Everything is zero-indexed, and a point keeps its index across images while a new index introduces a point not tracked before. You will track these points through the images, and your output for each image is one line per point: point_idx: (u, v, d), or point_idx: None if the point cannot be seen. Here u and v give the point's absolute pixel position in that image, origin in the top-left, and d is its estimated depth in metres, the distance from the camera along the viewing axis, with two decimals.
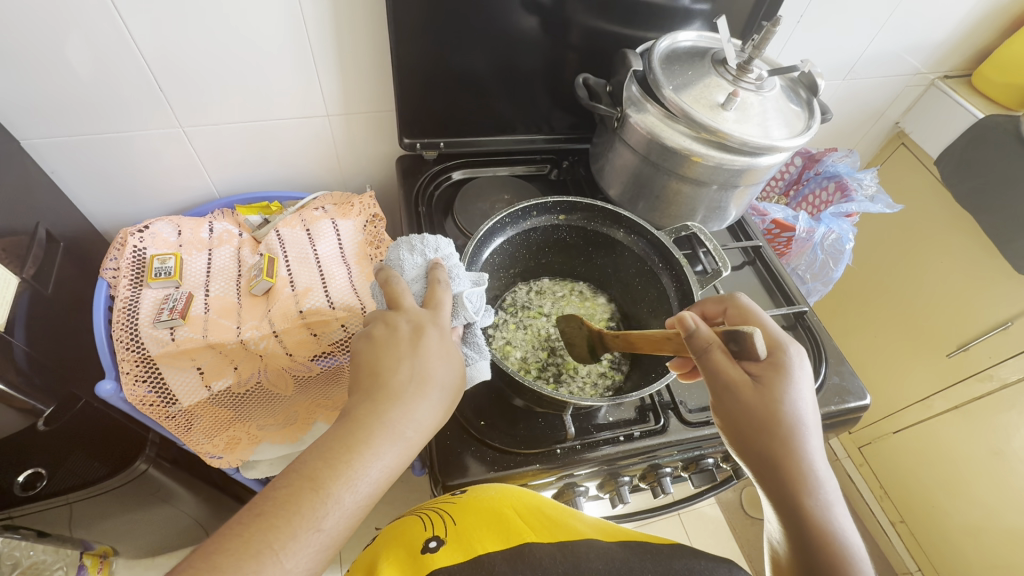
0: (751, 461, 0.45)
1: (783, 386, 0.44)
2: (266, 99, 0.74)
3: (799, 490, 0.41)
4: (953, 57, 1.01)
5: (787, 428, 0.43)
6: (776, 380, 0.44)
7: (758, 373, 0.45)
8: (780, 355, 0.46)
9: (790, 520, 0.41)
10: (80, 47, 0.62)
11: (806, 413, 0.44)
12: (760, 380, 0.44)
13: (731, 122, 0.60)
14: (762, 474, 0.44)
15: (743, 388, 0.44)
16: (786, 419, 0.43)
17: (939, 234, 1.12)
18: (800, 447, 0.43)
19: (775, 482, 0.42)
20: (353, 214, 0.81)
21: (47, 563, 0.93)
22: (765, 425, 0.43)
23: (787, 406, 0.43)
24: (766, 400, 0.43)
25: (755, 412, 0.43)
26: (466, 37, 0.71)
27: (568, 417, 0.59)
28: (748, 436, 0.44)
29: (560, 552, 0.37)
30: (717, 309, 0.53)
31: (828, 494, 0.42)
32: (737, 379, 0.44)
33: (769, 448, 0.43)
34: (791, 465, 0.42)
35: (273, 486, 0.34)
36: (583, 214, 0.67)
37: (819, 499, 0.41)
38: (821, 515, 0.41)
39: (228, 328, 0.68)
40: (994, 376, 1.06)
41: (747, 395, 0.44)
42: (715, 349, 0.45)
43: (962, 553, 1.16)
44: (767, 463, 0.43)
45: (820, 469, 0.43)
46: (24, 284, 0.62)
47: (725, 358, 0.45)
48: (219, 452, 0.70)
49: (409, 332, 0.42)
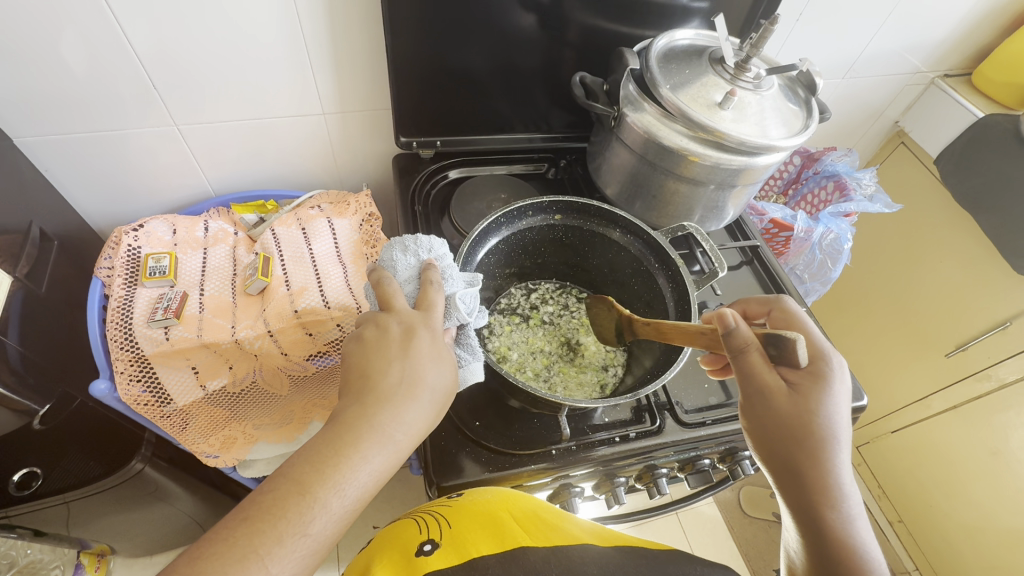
0: (777, 470, 0.45)
1: (820, 397, 0.44)
2: (261, 96, 0.74)
3: (823, 503, 0.42)
4: (953, 56, 1.01)
5: (820, 441, 0.43)
6: (813, 391, 0.44)
7: (795, 381, 0.45)
8: (822, 365, 0.45)
9: (811, 531, 0.42)
10: (74, 44, 0.61)
11: (841, 426, 0.43)
12: (795, 388, 0.44)
13: (728, 121, 0.60)
14: (786, 483, 0.44)
15: (777, 396, 0.43)
16: (819, 431, 0.43)
17: (939, 234, 1.12)
18: (829, 460, 0.43)
19: (799, 492, 0.43)
20: (349, 213, 0.81)
21: (44, 562, 0.94)
22: (798, 436, 0.43)
23: (821, 418, 0.43)
24: (800, 411, 0.43)
25: (788, 422, 0.43)
26: (463, 35, 0.70)
27: (563, 417, 0.59)
28: (778, 446, 0.44)
29: (554, 555, 0.36)
30: (761, 309, 0.55)
31: (851, 508, 0.42)
32: (772, 386, 0.43)
33: (798, 459, 0.43)
34: (819, 477, 0.42)
35: (259, 491, 0.34)
36: (579, 214, 0.66)
37: (842, 513, 0.42)
38: (843, 529, 0.41)
39: (223, 328, 0.67)
40: (992, 377, 1.06)
41: (781, 403, 0.43)
42: (751, 351, 0.44)
43: (959, 553, 1.16)
44: (794, 473, 0.43)
45: (847, 483, 0.43)
46: (18, 283, 0.62)
47: (763, 362, 0.44)
48: (215, 451, 0.70)
49: (400, 334, 0.42)
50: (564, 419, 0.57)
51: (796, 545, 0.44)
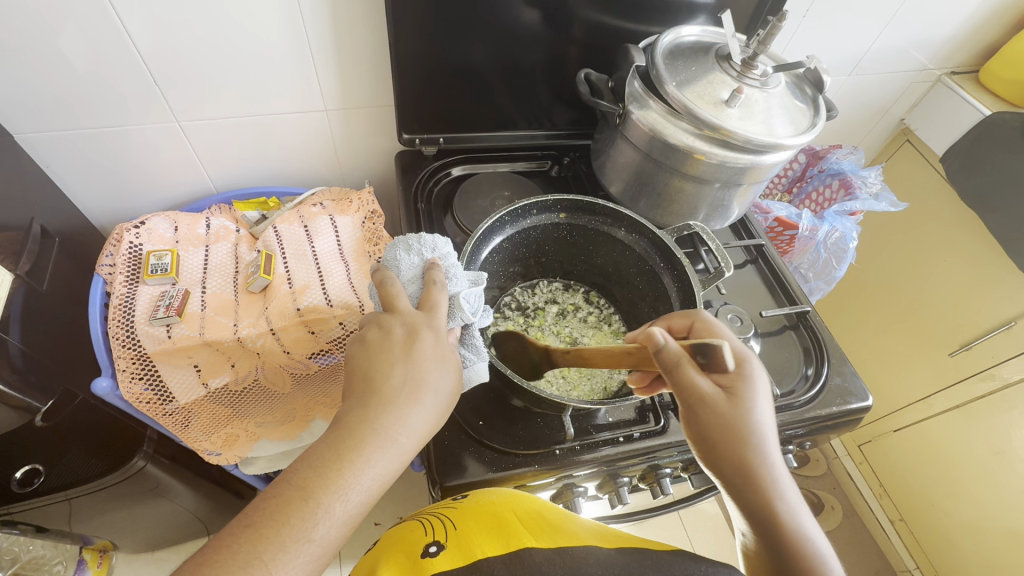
0: (720, 474, 0.43)
1: (749, 397, 0.43)
2: (263, 93, 0.73)
3: (768, 499, 0.41)
4: (960, 53, 1.00)
5: (754, 439, 0.42)
6: (743, 392, 0.44)
7: (727, 385, 0.44)
8: (745, 366, 0.45)
9: (761, 530, 0.41)
10: (76, 40, 0.61)
11: (770, 423, 0.43)
12: (729, 392, 0.44)
13: (735, 119, 0.59)
14: (731, 486, 0.42)
15: (714, 401, 0.43)
16: (754, 431, 0.42)
17: (943, 232, 1.11)
18: (765, 456, 0.42)
19: (743, 493, 0.42)
20: (351, 210, 0.80)
21: (46, 558, 0.93)
22: (735, 436, 0.42)
23: (754, 417, 0.43)
24: (736, 412, 0.43)
25: (725, 426, 0.42)
26: (467, 32, 0.70)
27: (567, 417, 0.59)
28: (718, 450, 0.43)
29: (558, 556, 0.36)
30: (682, 324, 0.52)
31: (793, 499, 0.42)
32: (709, 391, 0.43)
33: (737, 459, 0.42)
34: (760, 475, 0.41)
35: (262, 497, 0.34)
36: (584, 213, 0.66)
37: (787, 506, 0.41)
38: (790, 522, 0.40)
39: (225, 326, 0.67)
40: (996, 376, 1.05)
41: (718, 408, 0.43)
42: (684, 363, 0.43)
43: (960, 551, 1.16)
44: (737, 475, 0.42)
45: (785, 477, 0.42)
46: (20, 280, 0.62)
47: (694, 371, 0.43)
48: (217, 449, 0.70)
49: (404, 335, 0.41)
50: (567, 419, 0.57)
51: (753, 550, 0.42)
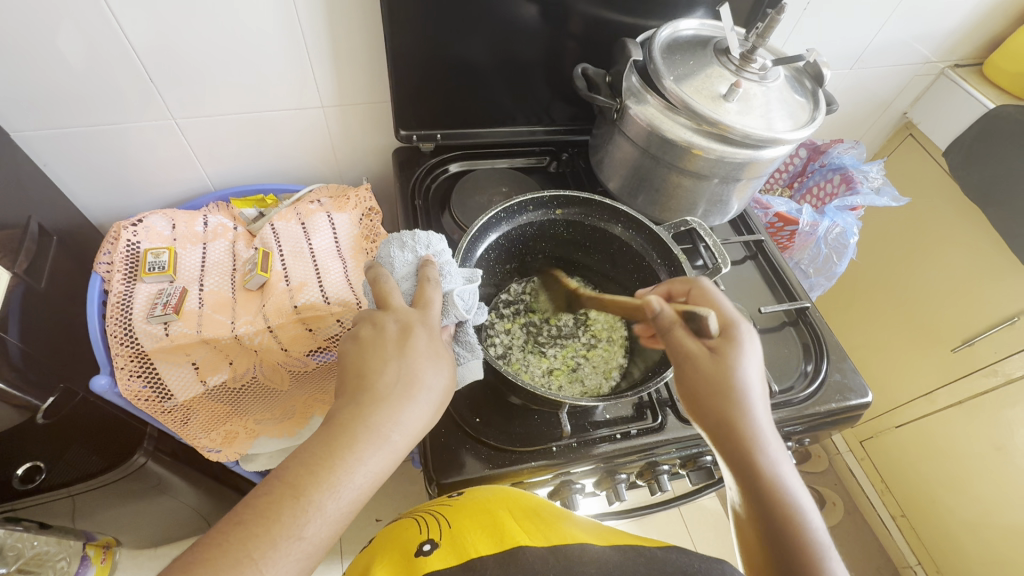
0: (710, 434, 0.44)
1: (735, 357, 0.44)
2: (260, 90, 0.73)
3: (751, 457, 0.41)
4: (964, 45, 0.99)
5: (740, 400, 0.43)
6: (729, 351, 0.44)
7: (713, 347, 0.45)
8: (733, 330, 0.45)
9: (745, 487, 0.41)
10: (72, 38, 0.61)
11: (756, 385, 0.43)
12: (715, 352, 0.44)
13: (733, 113, 0.58)
14: (720, 445, 0.43)
15: (698, 361, 0.44)
16: (737, 389, 0.43)
17: (945, 226, 1.10)
18: (751, 418, 0.42)
19: (729, 452, 0.42)
20: (349, 207, 0.80)
21: (51, 554, 0.94)
22: (720, 395, 0.43)
23: (739, 376, 0.43)
24: (720, 372, 0.43)
25: (711, 385, 0.43)
26: (463, 27, 0.69)
27: (564, 414, 0.58)
28: (705, 411, 0.44)
29: (552, 555, 0.36)
30: (683, 289, 0.51)
31: (778, 457, 0.42)
32: (693, 352, 0.45)
33: (723, 419, 0.42)
34: (742, 432, 0.42)
35: (252, 495, 0.34)
36: (581, 209, 0.65)
37: (773, 467, 0.41)
38: (773, 479, 0.41)
39: (222, 324, 0.67)
40: (999, 372, 1.04)
41: (703, 368, 0.44)
42: (676, 328, 0.47)
43: (962, 547, 1.16)
44: (721, 433, 0.43)
45: (770, 434, 0.42)
46: (17, 278, 0.62)
47: (686, 335, 0.46)
48: (216, 446, 0.70)
49: (397, 332, 0.41)
50: (564, 417, 0.57)
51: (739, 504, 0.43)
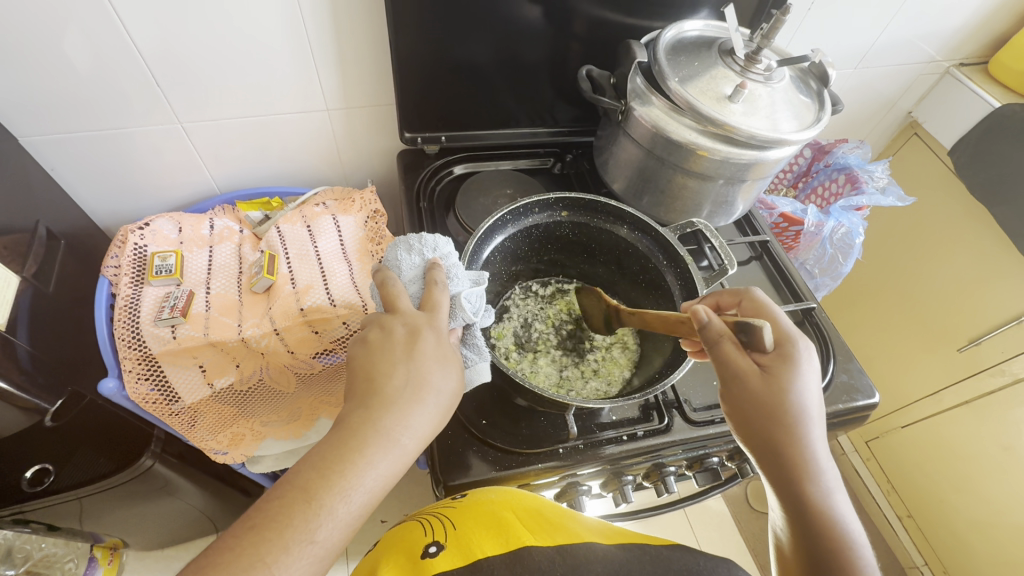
0: (756, 449, 0.43)
1: (788, 377, 0.42)
2: (265, 93, 0.73)
3: (802, 480, 0.41)
4: (970, 44, 0.98)
5: (792, 419, 0.42)
6: (784, 371, 0.42)
7: (766, 365, 0.43)
8: (789, 347, 0.44)
9: (790, 506, 0.41)
10: (78, 42, 0.61)
11: (813, 405, 0.42)
12: (767, 371, 0.43)
13: (738, 114, 0.58)
14: (766, 461, 0.43)
15: (750, 380, 0.42)
16: (792, 410, 0.42)
17: (950, 224, 1.10)
18: (804, 438, 0.42)
19: (777, 470, 0.42)
20: (353, 209, 0.80)
21: (59, 556, 0.95)
22: (772, 414, 0.42)
23: (793, 397, 0.42)
24: (771, 393, 0.42)
25: (763, 405, 0.42)
26: (468, 30, 0.69)
27: (570, 416, 0.59)
28: (755, 430, 0.43)
29: (559, 555, 0.36)
30: (732, 301, 0.51)
31: (829, 481, 0.41)
32: (746, 370, 0.42)
33: (774, 438, 0.42)
34: (795, 455, 0.41)
35: (264, 498, 0.34)
36: (586, 210, 0.65)
37: (821, 486, 0.41)
38: (824, 505, 0.40)
39: (229, 326, 0.67)
40: (1006, 371, 1.04)
41: (754, 387, 0.42)
42: (726, 341, 0.43)
43: (970, 548, 1.15)
44: (773, 454, 0.42)
45: (822, 458, 0.42)
46: (25, 282, 0.62)
47: (735, 349, 0.43)
48: (223, 448, 0.70)
49: (405, 335, 0.41)
50: (571, 418, 0.57)
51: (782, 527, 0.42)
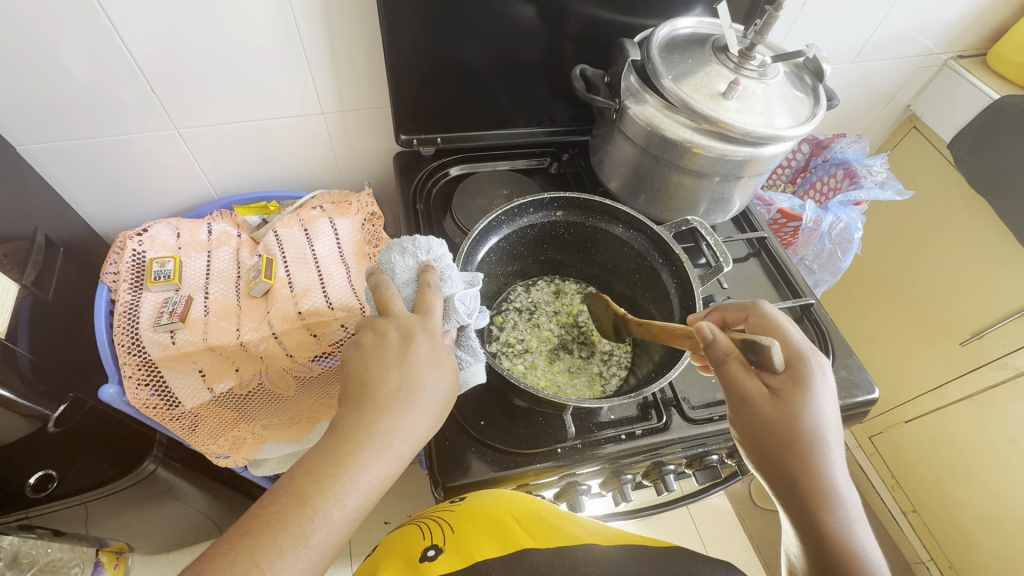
0: (769, 474, 0.43)
1: (802, 400, 0.42)
2: (261, 97, 0.73)
3: (818, 508, 0.40)
4: (968, 35, 0.97)
5: (807, 443, 0.41)
6: (796, 394, 0.42)
7: (777, 386, 0.43)
8: (801, 367, 0.44)
9: (807, 532, 0.40)
10: (74, 50, 0.61)
11: (830, 428, 0.42)
12: (778, 394, 0.43)
13: (732, 111, 0.58)
14: (782, 489, 0.42)
15: (759, 402, 0.43)
16: (806, 435, 0.42)
17: (953, 218, 1.09)
18: (822, 462, 0.41)
19: (791, 493, 0.42)
20: (350, 212, 0.81)
21: (64, 561, 0.95)
22: (785, 440, 0.42)
23: (807, 421, 0.42)
24: (783, 416, 0.42)
25: (774, 429, 0.42)
26: (463, 31, 0.70)
27: (568, 416, 0.58)
28: (768, 454, 0.43)
29: (558, 557, 0.36)
30: (738, 315, 0.51)
31: (850, 511, 0.40)
32: (754, 393, 0.43)
33: (788, 462, 0.42)
34: (811, 482, 0.41)
35: (259, 504, 0.34)
36: (581, 210, 0.65)
37: (840, 515, 0.40)
38: (843, 537, 0.39)
39: (228, 331, 0.68)
40: (1009, 365, 1.03)
41: (763, 410, 0.42)
42: (731, 360, 0.44)
43: (975, 543, 1.14)
44: (787, 480, 0.42)
45: (842, 485, 0.41)
46: (25, 290, 0.63)
47: (743, 369, 0.43)
48: (225, 452, 0.71)
49: (399, 339, 0.41)
50: (568, 418, 0.57)
51: (799, 560, 0.41)
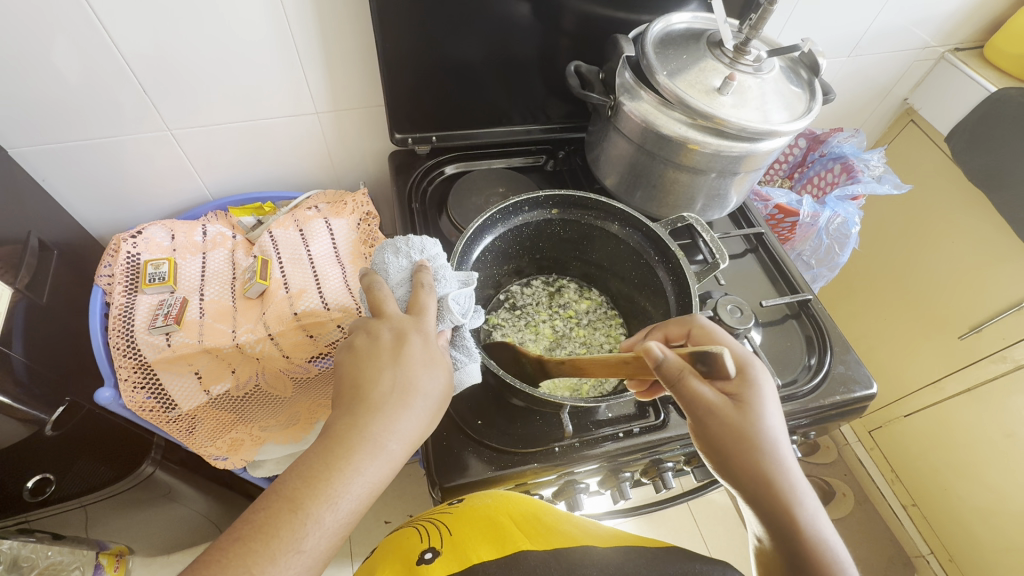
0: (731, 479, 0.42)
1: (757, 403, 0.42)
2: (256, 97, 0.73)
3: (782, 506, 0.40)
4: (964, 28, 0.97)
5: (765, 444, 0.41)
6: (750, 398, 0.42)
7: (732, 393, 0.43)
8: (749, 372, 0.44)
9: (778, 535, 0.40)
10: (67, 52, 0.61)
11: (781, 428, 0.42)
12: (734, 399, 0.43)
13: (728, 107, 0.58)
14: (746, 494, 0.42)
15: (719, 409, 0.42)
16: (763, 436, 0.41)
17: (950, 212, 1.09)
18: (780, 464, 0.41)
19: (756, 496, 0.41)
20: (346, 212, 0.81)
21: (64, 563, 0.95)
22: (744, 442, 0.41)
23: (762, 423, 0.42)
24: (743, 420, 0.41)
25: (734, 433, 0.41)
26: (457, 29, 0.69)
27: (566, 415, 0.58)
28: (728, 458, 0.42)
29: (553, 558, 0.36)
30: (679, 331, 0.51)
31: (811, 507, 0.40)
32: (714, 401, 0.42)
33: (749, 465, 0.41)
34: (773, 480, 0.40)
35: (251, 509, 0.34)
36: (576, 208, 0.65)
37: (804, 512, 0.40)
38: (810, 532, 0.39)
39: (223, 332, 0.67)
40: (1007, 358, 1.03)
41: (724, 415, 0.42)
42: (687, 375, 0.42)
43: (974, 536, 1.15)
44: (750, 482, 0.41)
45: (800, 482, 0.41)
46: (19, 294, 0.63)
47: (699, 382, 0.43)
48: (223, 453, 0.71)
49: (392, 340, 0.41)
50: (566, 417, 0.56)
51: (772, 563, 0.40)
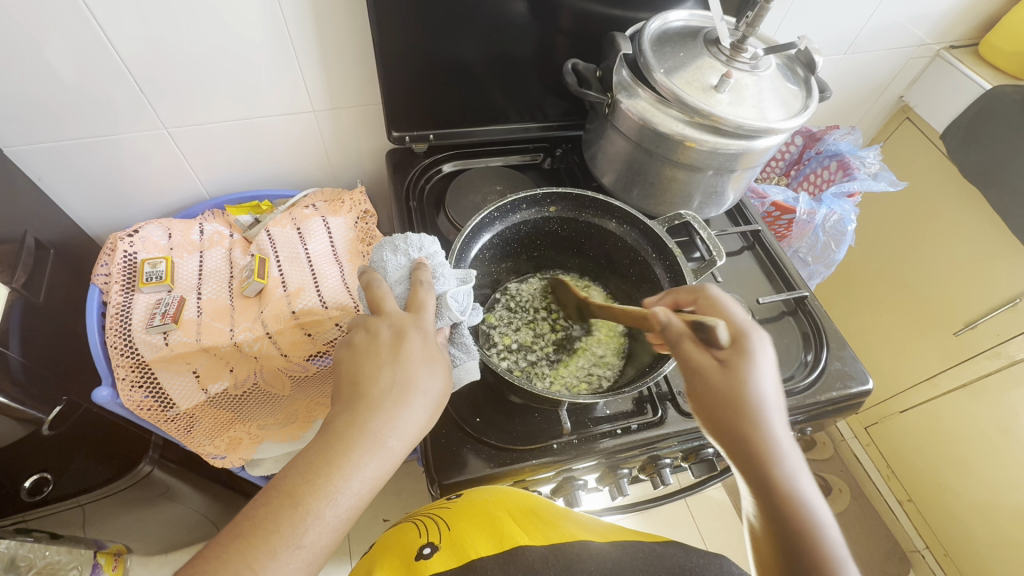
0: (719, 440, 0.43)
1: (747, 369, 0.42)
2: (253, 95, 0.73)
3: (766, 471, 0.40)
4: (960, 26, 0.98)
5: (752, 410, 0.41)
6: (741, 364, 0.42)
7: (724, 358, 0.43)
8: (745, 340, 0.44)
9: (763, 498, 0.40)
10: (62, 51, 0.61)
11: (773, 394, 0.42)
12: (726, 365, 0.43)
13: (725, 104, 0.58)
14: (733, 457, 0.42)
15: (708, 374, 0.43)
16: (751, 401, 0.41)
17: (946, 209, 1.10)
18: (765, 426, 0.41)
19: (741, 460, 0.41)
20: (343, 211, 0.80)
21: (62, 563, 0.95)
22: (733, 406, 0.41)
23: (751, 388, 0.42)
24: (731, 385, 0.42)
25: (722, 398, 0.42)
26: (454, 27, 0.69)
27: (564, 412, 0.57)
28: (716, 421, 0.42)
29: (553, 554, 0.36)
30: (689, 298, 0.50)
31: (797, 473, 0.40)
32: (704, 366, 0.43)
33: (737, 430, 0.41)
34: (759, 445, 0.40)
35: (251, 505, 0.34)
36: (574, 205, 0.65)
37: (787, 479, 0.40)
38: (791, 498, 0.39)
39: (221, 331, 0.67)
40: (1002, 354, 1.04)
41: (713, 381, 0.42)
42: (685, 340, 0.45)
43: (968, 530, 1.16)
44: (737, 445, 0.41)
45: (788, 449, 0.41)
46: (15, 294, 0.62)
47: (696, 348, 0.44)
48: (221, 452, 0.71)
49: (391, 338, 0.41)
50: (564, 414, 0.56)
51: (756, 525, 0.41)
